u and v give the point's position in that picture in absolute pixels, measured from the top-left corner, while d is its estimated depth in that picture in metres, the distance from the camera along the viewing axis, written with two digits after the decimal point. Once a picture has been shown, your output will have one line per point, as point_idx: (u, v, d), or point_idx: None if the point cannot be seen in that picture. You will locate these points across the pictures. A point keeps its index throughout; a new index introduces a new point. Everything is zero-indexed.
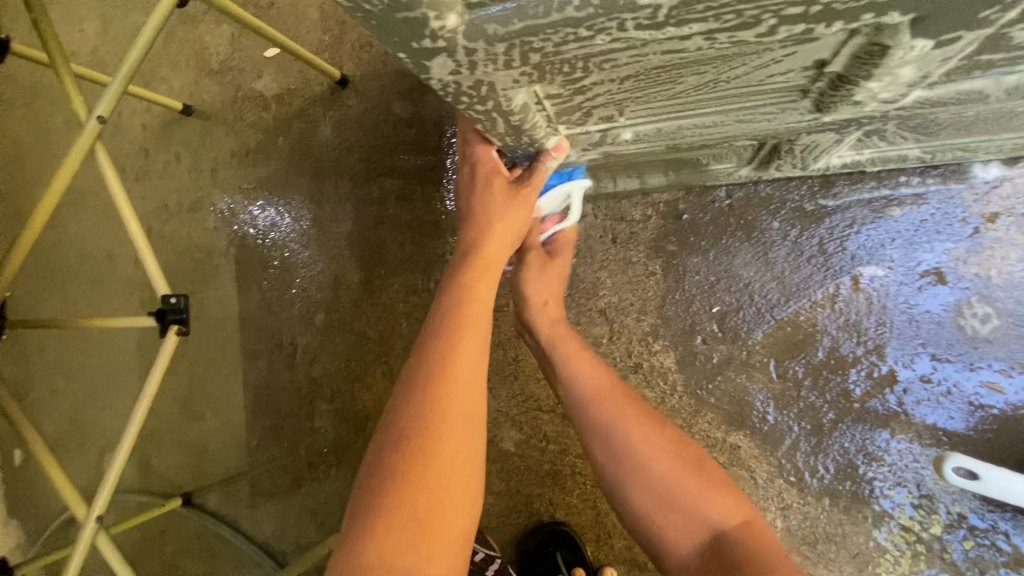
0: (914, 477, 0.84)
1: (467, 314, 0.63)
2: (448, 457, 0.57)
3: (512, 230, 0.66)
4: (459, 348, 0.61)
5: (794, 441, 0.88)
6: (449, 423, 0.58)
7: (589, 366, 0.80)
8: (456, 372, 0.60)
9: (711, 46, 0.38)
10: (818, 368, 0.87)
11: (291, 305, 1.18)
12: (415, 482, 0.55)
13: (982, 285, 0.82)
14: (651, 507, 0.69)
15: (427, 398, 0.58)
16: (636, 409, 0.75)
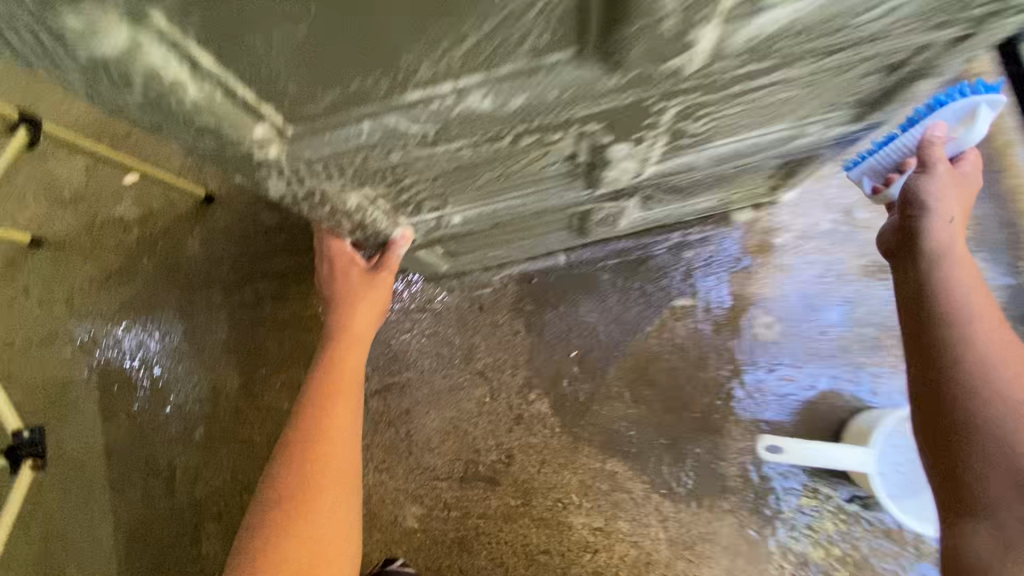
0: (755, 467, 0.99)
1: (336, 390, 0.73)
2: (320, 515, 0.67)
3: (372, 314, 0.78)
4: (331, 420, 0.72)
5: (657, 456, 1.01)
6: (322, 485, 0.68)
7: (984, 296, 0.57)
8: (326, 441, 0.71)
9: (476, 153, 0.53)
10: (662, 389, 1.03)
11: (166, 426, 1.13)
12: (291, 540, 0.65)
13: (761, 300, 1.05)
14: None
15: (297, 467, 0.68)
16: (989, 317, 0.57)
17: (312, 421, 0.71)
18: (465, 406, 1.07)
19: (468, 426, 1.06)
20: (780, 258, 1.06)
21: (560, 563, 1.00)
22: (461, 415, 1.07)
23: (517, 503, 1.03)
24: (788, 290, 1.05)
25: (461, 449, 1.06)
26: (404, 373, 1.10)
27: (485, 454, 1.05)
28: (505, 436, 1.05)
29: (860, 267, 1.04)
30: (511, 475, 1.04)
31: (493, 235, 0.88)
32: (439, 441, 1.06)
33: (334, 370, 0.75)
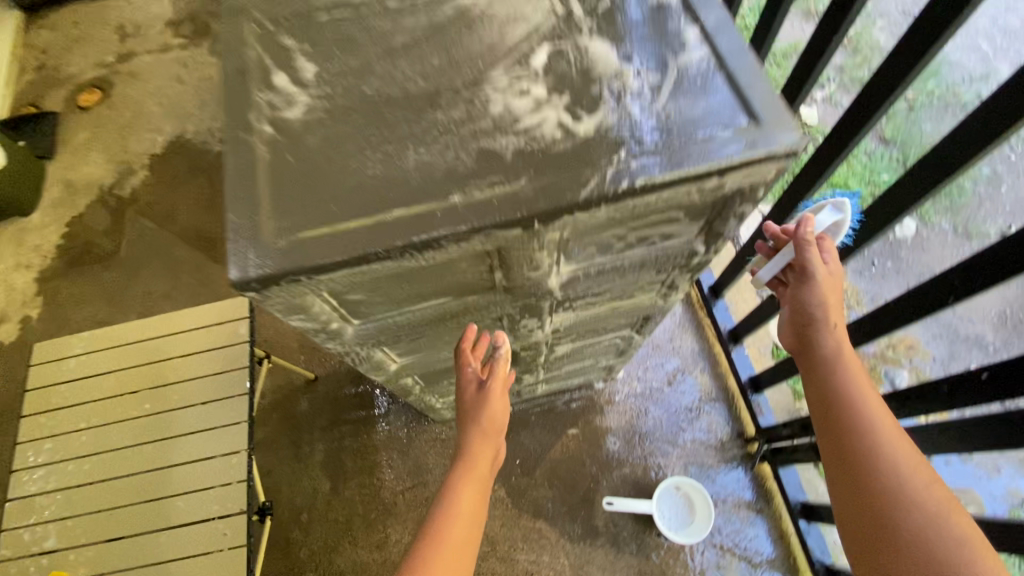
0: (612, 519, 1.90)
1: (472, 472, 1.12)
2: (452, 538, 1.03)
3: (497, 408, 1.14)
4: (462, 489, 1.10)
5: (562, 516, 1.93)
6: (452, 524, 1.05)
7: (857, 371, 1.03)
8: (460, 501, 1.08)
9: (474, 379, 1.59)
10: (563, 478, 1.98)
11: (283, 514, 1.94)
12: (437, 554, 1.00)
13: (612, 429, 2.05)
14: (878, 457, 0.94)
15: (442, 511, 1.07)
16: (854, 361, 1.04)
17: (453, 494, 1.09)
18: None
19: None
20: (620, 406, 2.08)
21: None
22: None
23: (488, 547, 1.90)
24: (625, 423, 2.05)
25: None
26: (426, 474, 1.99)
27: None
28: None
29: (659, 410, 2.06)
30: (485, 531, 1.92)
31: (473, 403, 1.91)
32: None
33: (471, 461, 1.13)
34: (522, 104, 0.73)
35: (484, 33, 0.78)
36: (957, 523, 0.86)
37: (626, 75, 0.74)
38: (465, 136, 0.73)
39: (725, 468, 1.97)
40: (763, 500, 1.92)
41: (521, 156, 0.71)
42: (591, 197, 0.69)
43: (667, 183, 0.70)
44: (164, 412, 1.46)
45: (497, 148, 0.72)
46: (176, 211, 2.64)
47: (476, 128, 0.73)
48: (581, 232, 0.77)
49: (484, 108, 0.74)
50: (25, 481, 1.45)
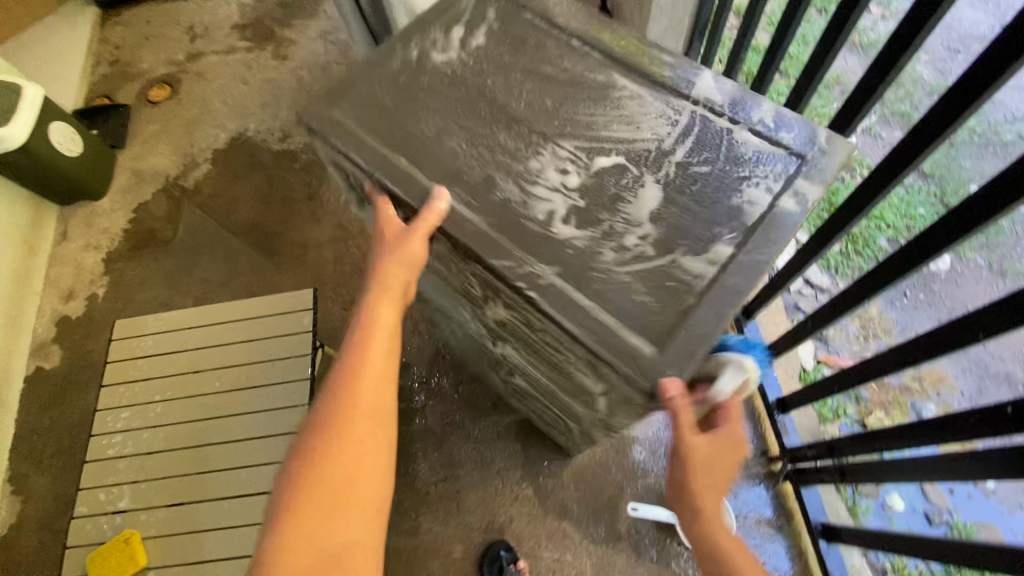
0: (633, 524, 1.98)
1: (365, 371, 1.15)
2: (358, 452, 1.11)
3: (400, 274, 1.14)
4: (360, 397, 1.13)
5: (586, 519, 2.01)
6: (365, 441, 1.13)
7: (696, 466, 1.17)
8: (356, 408, 1.13)
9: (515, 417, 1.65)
10: (590, 482, 2.06)
11: None
12: (313, 490, 1.07)
13: (637, 439, 2.13)
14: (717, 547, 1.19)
15: (333, 418, 1.13)
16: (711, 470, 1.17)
17: (336, 399, 1.13)
18: (489, 489, 2.07)
19: (491, 500, 2.06)
20: (646, 417, 2.16)
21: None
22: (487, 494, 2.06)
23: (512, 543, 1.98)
24: (649, 434, 2.13)
25: (485, 512, 2.04)
26: (457, 471, 2.10)
27: (498, 514, 2.03)
28: (510, 506, 2.04)
29: None
30: (510, 527, 2.01)
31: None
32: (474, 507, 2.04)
33: (360, 360, 1.16)
34: (569, 194, 1.10)
35: (601, 135, 1.15)
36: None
37: (625, 237, 1.05)
38: (504, 178, 1.13)
39: (747, 484, 2.03)
40: (783, 518, 1.98)
41: (528, 231, 1.07)
42: (501, 265, 1.04)
43: (548, 310, 1.01)
44: (231, 390, 1.60)
45: (530, 206, 1.09)
46: (235, 205, 2.81)
47: (516, 176, 1.13)
48: (483, 309, 1.28)
49: (538, 170, 1.13)
50: (102, 446, 1.56)
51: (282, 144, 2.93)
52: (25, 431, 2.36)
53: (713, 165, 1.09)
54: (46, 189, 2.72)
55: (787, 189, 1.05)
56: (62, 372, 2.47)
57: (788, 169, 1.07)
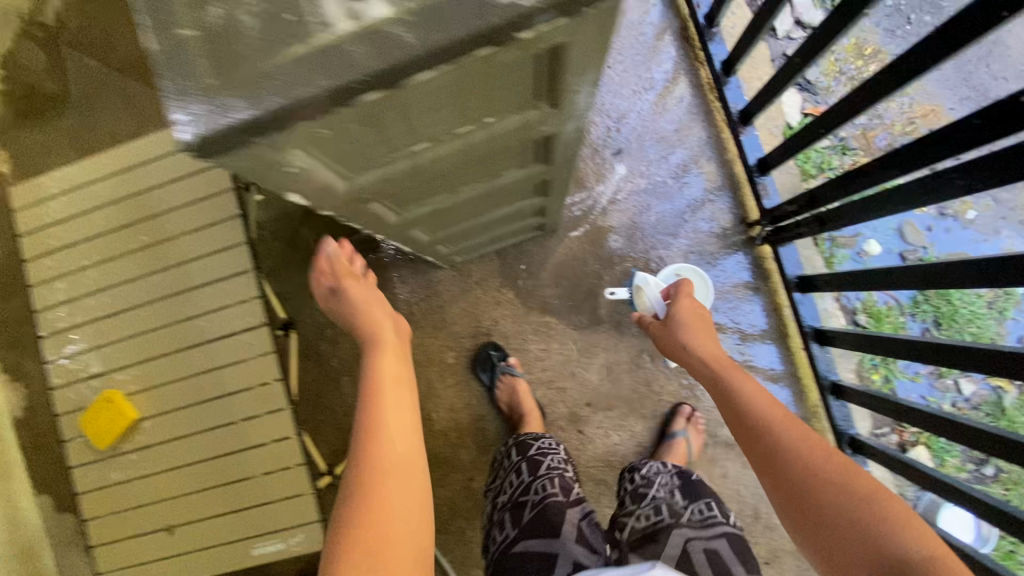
0: (615, 307, 2.03)
1: (377, 421, 1.14)
2: (386, 498, 1.02)
3: (388, 359, 1.27)
4: (386, 420, 1.14)
5: (569, 312, 2.05)
6: (390, 496, 1.03)
7: (704, 335, 1.51)
8: (387, 455, 1.08)
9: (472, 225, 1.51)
10: (570, 278, 2.05)
11: (308, 331, 2.09)
12: (359, 516, 0.99)
13: (613, 227, 2.06)
14: (768, 447, 1.14)
15: (366, 448, 1.09)
16: (705, 335, 1.51)
17: (367, 459, 1.08)
18: (472, 299, 2.07)
19: (474, 309, 2.07)
20: (621, 204, 2.06)
21: (528, 367, 2.05)
22: (470, 304, 2.07)
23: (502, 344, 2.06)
24: (625, 220, 2.06)
25: (471, 321, 2.07)
26: (434, 288, 2.08)
27: (484, 321, 2.07)
28: (493, 311, 2.07)
29: (662, 203, 2.05)
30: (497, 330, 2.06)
31: (470, 249, 1.89)
32: (459, 317, 2.07)
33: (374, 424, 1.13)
34: None
35: None
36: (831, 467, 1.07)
37: None
38: None
39: (726, 254, 2.02)
40: (760, 280, 2.01)
41: None
42: None
43: None
44: (158, 243, 1.44)
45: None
46: (113, 37, 2.31)
47: None
48: None
49: None
50: (50, 320, 1.48)
51: None
52: None
53: None
54: None
55: None
56: (5, 261, 2.31)
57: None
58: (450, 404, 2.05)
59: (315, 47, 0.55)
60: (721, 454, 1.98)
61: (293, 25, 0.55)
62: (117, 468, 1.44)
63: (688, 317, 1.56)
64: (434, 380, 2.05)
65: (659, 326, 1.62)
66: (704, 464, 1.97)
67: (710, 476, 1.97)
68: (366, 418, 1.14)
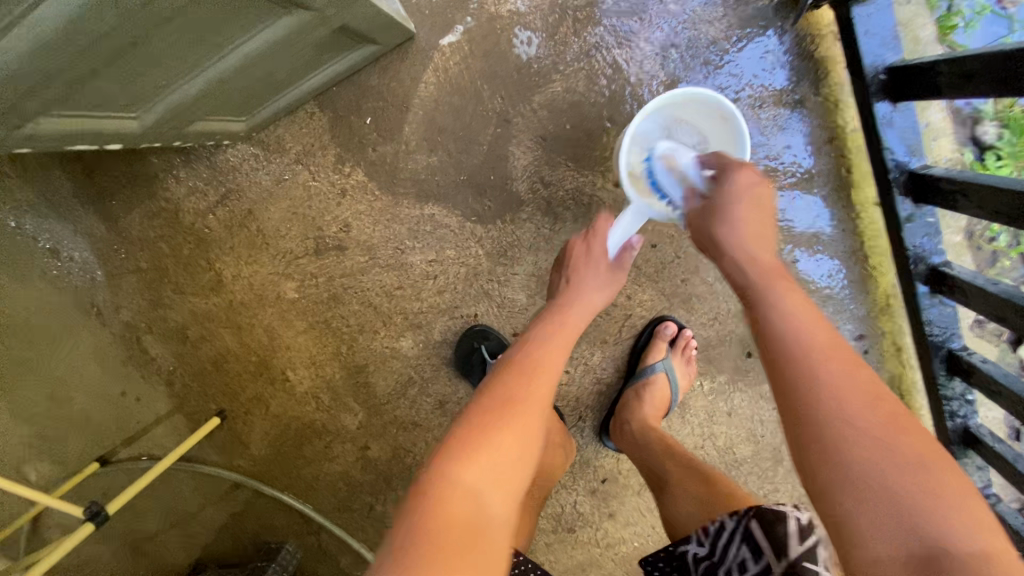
0: (538, 175, 1.15)
1: (541, 360, 0.81)
2: (503, 447, 0.69)
3: (598, 293, 0.96)
4: (551, 354, 0.82)
5: (462, 195, 1.19)
6: (530, 411, 0.74)
7: (762, 227, 0.80)
8: (541, 367, 0.79)
9: (91, 60, 0.61)
10: (454, 133, 1.15)
11: (71, 277, 1.34)
12: (464, 455, 0.68)
13: (516, 17, 1.08)
14: (801, 382, 0.62)
15: (494, 407, 0.73)
16: (757, 226, 0.80)
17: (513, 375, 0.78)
18: (297, 194, 1.22)
19: (307, 210, 1.23)
20: None
21: (412, 291, 1.27)
22: (297, 202, 1.23)
23: (363, 261, 1.26)
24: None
25: (306, 229, 1.25)
26: (234, 182, 1.23)
27: (326, 228, 1.24)
28: (338, 210, 1.23)
29: None
30: (353, 241, 1.25)
31: (233, 108, 0.98)
32: (288, 226, 1.25)
33: (535, 363, 0.79)
34: None
35: None
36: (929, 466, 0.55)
37: None
38: None
39: (738, 41, 1.06)
40: (807, 82, 1.07)
41: None
42: None
43: None
44: None
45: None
46: None
47: None
48: None
49: None
50: None
51: None
52: None
53: None
54: None
55: None
56: None
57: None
58: (310, 356, 1.35)
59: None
60: (725, 384, 1.28)
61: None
62: None
63: (749, 209, 0.81)
64: (277, 327, 1.33)
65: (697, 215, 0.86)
66: (699, 402, 1.29)
67: (710, 417, 1.30)
68: (500, 391, 0.75)
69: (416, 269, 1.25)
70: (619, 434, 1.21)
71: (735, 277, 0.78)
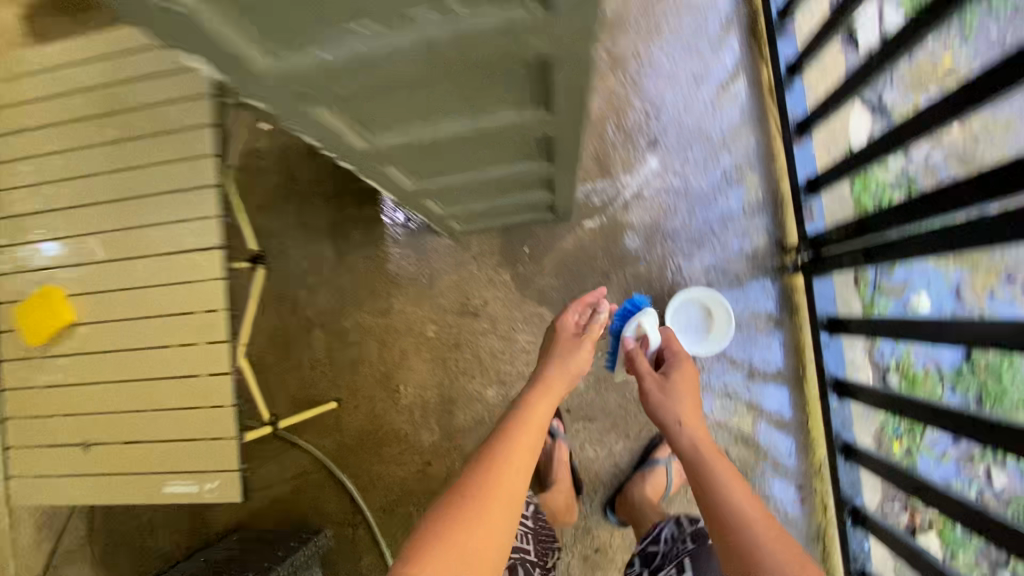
0: (616, 312, 1.84)
1: (531, 422, 1.11)
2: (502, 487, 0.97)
3: (544, 408, 1.16)
4: (538, 413, 1.14)
5: (565, 309, 1.87)
6: (510, 455, 1.02)
7: (693, 404, 1.23)
8: (515, 429, 1.08)
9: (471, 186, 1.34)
10: (574, 272, 1.87)
11: (288, 275, 1.96)
12: (476, 501, 0.95)
13: (631, 224, 1.87)
14: (739, 533, 0.98)
15: (490, 455, 1.01)
16: (690, 406, 1.22)
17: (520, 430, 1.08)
18: (463, 274, 1.91)
19: (465, 286, 1.91)
20: (644, 200, 1.87)
21: (510, 358, 1.87)
22: (461, 279, 1.91)
23: (486, 328, 1.89)
24: (645, 218, 1.86)
25: (459, 296, 1.91)
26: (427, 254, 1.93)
27: (473, 300, 1.91)
28: (484, 292, 1.90)
29: (690, 208, 1.85)
30: (485, 313, 1.90)
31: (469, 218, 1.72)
32: (449, 291, 1.91)
33: (531, 417, 1.12)
34: None
35: None
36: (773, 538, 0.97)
37: None
38: None
39: (751, 278, 1.82)
40: (785, 313, 1.81)
41: None
42: None
43: None
44: (126, 139, 1.29)
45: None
46: None
47: None
48: None
49: None
50: (7, 200, 1.37)
51: None
52: None
53: None
54: None
55: None
56: None
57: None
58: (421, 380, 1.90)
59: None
60: None
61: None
62: (44, 370, 1.33)
63: (681, 393, 1.23)
64: (409, 353, 1.91)
65: (654, 383, 1.27)
66: (680, 502, 1.78)
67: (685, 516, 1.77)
68: (502, 448, 1.03)
69: (519, 344, 1.88)
70: (624, 501, 1.69)
71: (683, 449, 1.16)
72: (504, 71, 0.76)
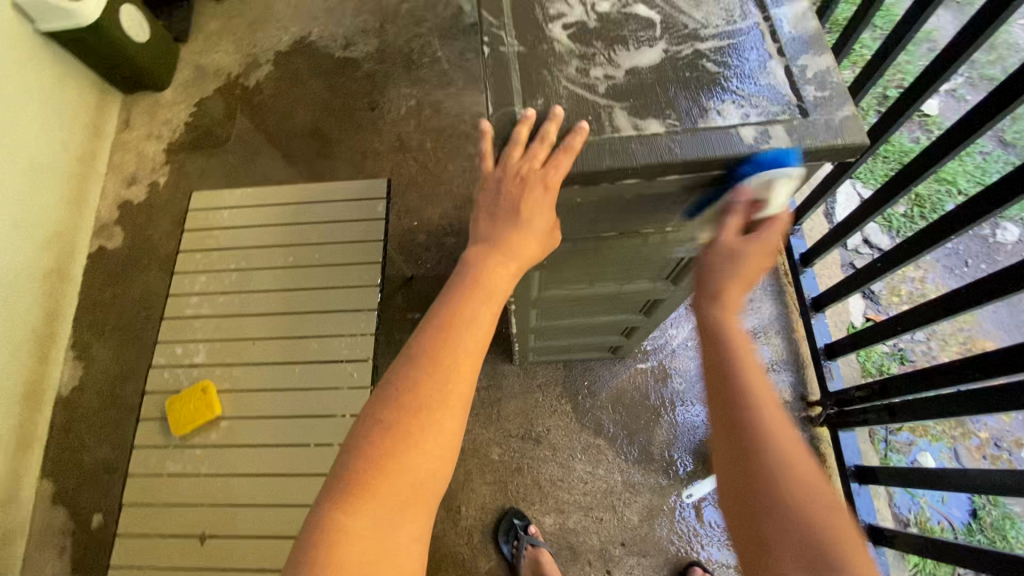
0: (665, 448, 2.05)
1: (437, 349, 0.84)
2: (417, 411, 0.80)
3: (503, 274, 0.89)
4: (421, 334, 0.86)
5: (620, 441, 2.07)
6: (421, 393, 0.81)
7: (737, 292, 0.93)
8: (445, 346, 0.84)
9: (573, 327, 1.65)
10: (628, 408, 2.11)
11: None
12: (380, 452, 0.78)
13: (677, 369, 2.17)
14: (764, 455, 0.79)
15: (415, 364, 0.83)
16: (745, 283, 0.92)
17: (432, 343, 0.84)
18: (529, 401, 2.13)
19: (529, 413, 2.12)
20: (687, 349, 2.20)
21: (568, 485, 2.01)
22: (527, 406, 2.13)
23: (546, 454, 2.06)
24: (689, 364, 2.17)
25: (523, 422, 2.10)
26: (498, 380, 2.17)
27: (536, 426, 2.10)
28: (547, 419, 2.10)
29: None
30: (547, 439, 2.08)
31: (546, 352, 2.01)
32: (514, 416, 2.11)
33: (430, 335, 0.85)
34: (594, 24, 0.90)
35: None
36: (810, 485, 0.77)
37: (634, 43, 0.87)
38: None
39: None
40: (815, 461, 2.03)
41: (540, 47, 0.88)
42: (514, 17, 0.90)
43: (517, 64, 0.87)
44: (305, 269, 1.62)
45: (549, 21, 0.91)
46: (294, 111, 2.78)
47: None
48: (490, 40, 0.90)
49: None
50: (182, 304, 1.62)
51: (344, 52, 2.89)
52: (89, 303, 2.45)
53: (744, 45, 0.86)
54: (111, 72, 2.69)
55: (779, 87, 0.82)
56: (123, 253, 2.55)
57: (748, 61, 0.84)
58: (482, 501, 2.00)
59: (607, 142, 0.80)
60: None
61: (596, 127, 0.81)
62: (177, 460, 1.47)
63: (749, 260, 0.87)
64: (473, 473, 2.04)
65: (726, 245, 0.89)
66: None
67: None
68: (430, 342, 0.85)
69: (577, 472, 2.03)
70: None
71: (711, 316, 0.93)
72: (661, 260, 1.14)
